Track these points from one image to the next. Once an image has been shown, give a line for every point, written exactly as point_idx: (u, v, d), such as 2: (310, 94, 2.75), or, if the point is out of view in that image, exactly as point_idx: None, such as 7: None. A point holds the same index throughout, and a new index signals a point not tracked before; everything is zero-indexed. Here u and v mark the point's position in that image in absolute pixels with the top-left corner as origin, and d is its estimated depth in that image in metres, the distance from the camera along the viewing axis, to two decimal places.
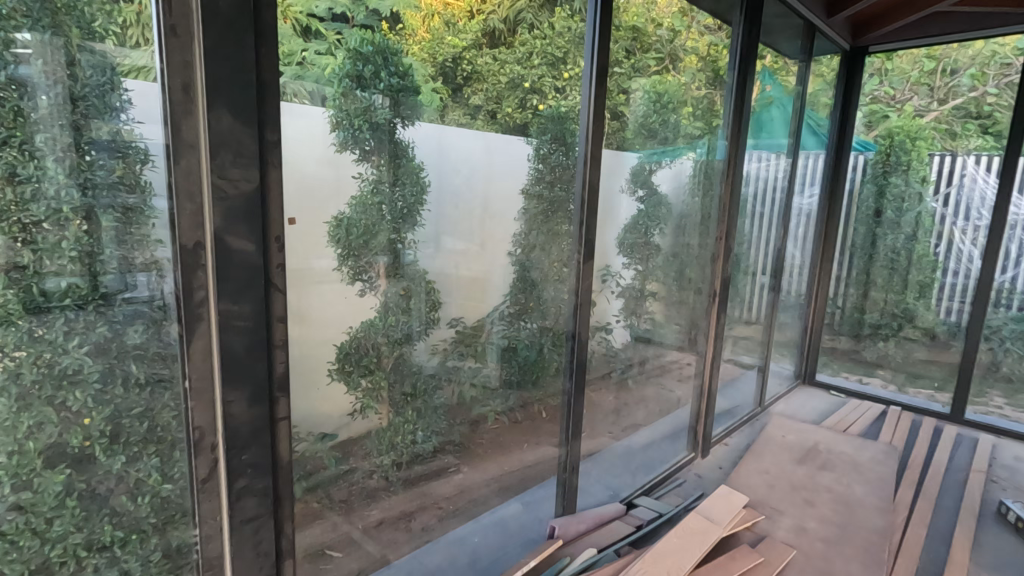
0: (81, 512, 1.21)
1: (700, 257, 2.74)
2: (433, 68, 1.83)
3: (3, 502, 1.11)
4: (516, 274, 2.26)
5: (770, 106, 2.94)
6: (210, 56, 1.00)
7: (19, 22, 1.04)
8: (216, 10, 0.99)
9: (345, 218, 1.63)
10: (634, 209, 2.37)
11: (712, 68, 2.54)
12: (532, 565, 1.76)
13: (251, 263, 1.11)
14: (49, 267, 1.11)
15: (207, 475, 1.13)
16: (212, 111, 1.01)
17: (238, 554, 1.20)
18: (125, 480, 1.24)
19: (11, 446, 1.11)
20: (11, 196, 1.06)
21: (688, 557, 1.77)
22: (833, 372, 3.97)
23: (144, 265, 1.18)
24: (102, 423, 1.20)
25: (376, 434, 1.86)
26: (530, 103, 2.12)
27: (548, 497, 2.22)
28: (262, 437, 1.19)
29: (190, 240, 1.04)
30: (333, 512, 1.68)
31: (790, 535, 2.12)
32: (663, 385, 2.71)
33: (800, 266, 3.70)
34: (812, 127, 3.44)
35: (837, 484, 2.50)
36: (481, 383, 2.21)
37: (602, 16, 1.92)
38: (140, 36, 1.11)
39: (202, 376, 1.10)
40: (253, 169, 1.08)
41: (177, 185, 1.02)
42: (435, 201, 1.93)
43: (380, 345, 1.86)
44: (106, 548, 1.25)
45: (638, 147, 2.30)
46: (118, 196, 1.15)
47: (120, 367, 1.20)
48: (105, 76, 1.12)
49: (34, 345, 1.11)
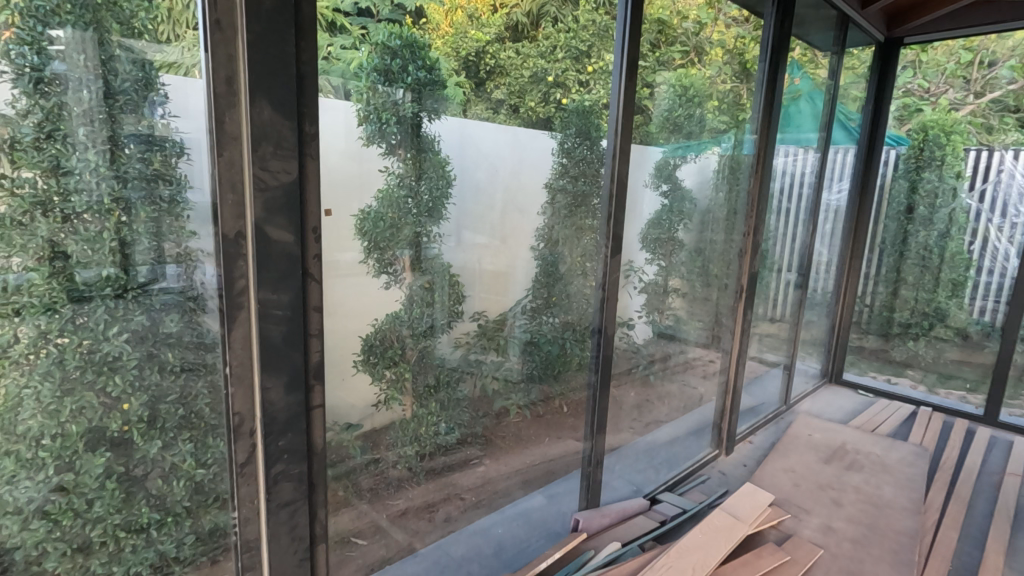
0: (120, 494, 1.26)
1: (726, 253, 2.71)
2: (456, 62, 1.84)
3: (47, 483, 1.17)
4: (540, 268, 2.26)
5: (798, 99, 2.89)
6: (253, 49, 1.02)
7: (63, 19, 1.08)
8: (259, 4, 1.01)
9: (372, 211, 1.65)
10: (658, 204, 2.35)
11: (739, 61, 2.50)
12: (555, 557, 1.77)
13: (290, 253, 1.13)
14: (89, 257, 1.15)
15: (246, 459, 1.16)
16: (254, 103, 1.03)
17: (275, 538, 1.22)
18: (160, 465, 1.28)
19: (55, 429, 1.16)
20: (56, 187, 1.10)
21: (713, 555, 1.76)
22: (861, 372, 3.90)
23: (175, 257, 1.21)
24: (140, 408, 1.24)
25: (400, 425, 1.88)
26: (554, 97, 2.12)
27: (571, 491, 2.22)
28: (298, 424, 1.21)
29: (232, 230, 1.06)
30: (360, 500, 1.71)
31: (817, 535, 2.09)
32: (686, 383, 2.69)
33: (828, 264, 3.63)
34: (843, 122, 3.36)
35: (866, 484, 2.46)
36: (503, 377, 2.22)
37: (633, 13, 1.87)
38: (172, 31, 1.13)
39: (241, 363, 1.12)
40: (293, 161, 1.10)
41: (219, 177, 1.04)
42: (460, 195, 1.94)
43: (405, 337, 1.89)
44: (143, 530, 1.30)
45: (662, 141, 2.28)
46: (155, 188, 1.17)
47: (157, 355, 1.23)
48: (142, 71, 1.14)
49: (76, 332, 1.16)
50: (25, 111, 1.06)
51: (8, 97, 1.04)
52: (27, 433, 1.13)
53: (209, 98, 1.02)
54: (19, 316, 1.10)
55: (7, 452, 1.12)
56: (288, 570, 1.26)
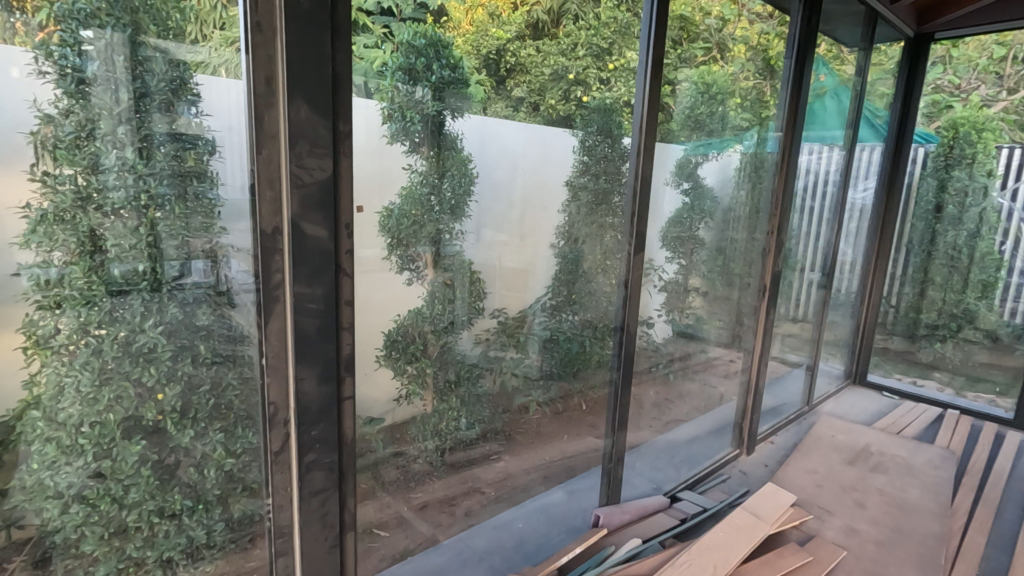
0: (155, 481, 1.30)
1: (748, 252, 2.68)
2: (477, 60, 1.84)
3: (86, 469, 1.23)
4: (559, 265, 2.27)
5: (823, 96, 2.85)
6: (292, 51, 1.04)
7: (103, 21, 1.11)
8: (298, 8, 1.04)
9: (395, 208, 1.68)
10: (679, 202, 2.35)
11: (763, 58, 2.47)
12: (576, 551, 1.79)
13: (324, 249, 1.15)
14: (124, 253, 1.19)
15: (280, 448, 1.19)
16: (292, 103, 1.06)
17: (307, 525, 1.25)
18: (192, 453, 1.32)
19: (93, 417, 1.21)
20: (94, 184, 1.14)
21: (734, 553, 1.75)
22: (886, 373, 3.83)
23: (202, 253, 1.24)
24: (174, 399, 1.28)
25: (421, 419, 1.90)
26: (574, 95, 2.11)
27: (592, 487, 2.24)
28: (330, 415, 1.23)
29: (269, 226, 1.09)
30: (383, 491, 1.75)
31: (840, 536, 2.07)
32: (706, 382, 2.67)
33: (853, 264, 3.57)
34: (869, 119, 3.30)
35: (890, 487, 2.42)
36: (523, 373, 2.23)
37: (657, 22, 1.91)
38: (199, 32, 1.17)
39: (277, 354, 1.15)
40: (328, 159, 1.13)
41: (258, 174, 1.07)
42: (482, 192, 1.95)
43: (426, 333, 1.91)
44: (175, 516, 1.34)
45: (683, 138, 2.27)
46: (190, 186, 1.21)
47: (190, 346, 1.27)
48: (177, 71, 1.18)
49: (114, 324, 1.20)
50: (66, 110, 1.10)
51: (51, 97, 1.08)
52: (67, 421, 1.19)
53: (250, 98, 1.05)
54: (60, 309, 1.14)
55: (49, 439, 1.18)
56: (318, 557, 1.29)
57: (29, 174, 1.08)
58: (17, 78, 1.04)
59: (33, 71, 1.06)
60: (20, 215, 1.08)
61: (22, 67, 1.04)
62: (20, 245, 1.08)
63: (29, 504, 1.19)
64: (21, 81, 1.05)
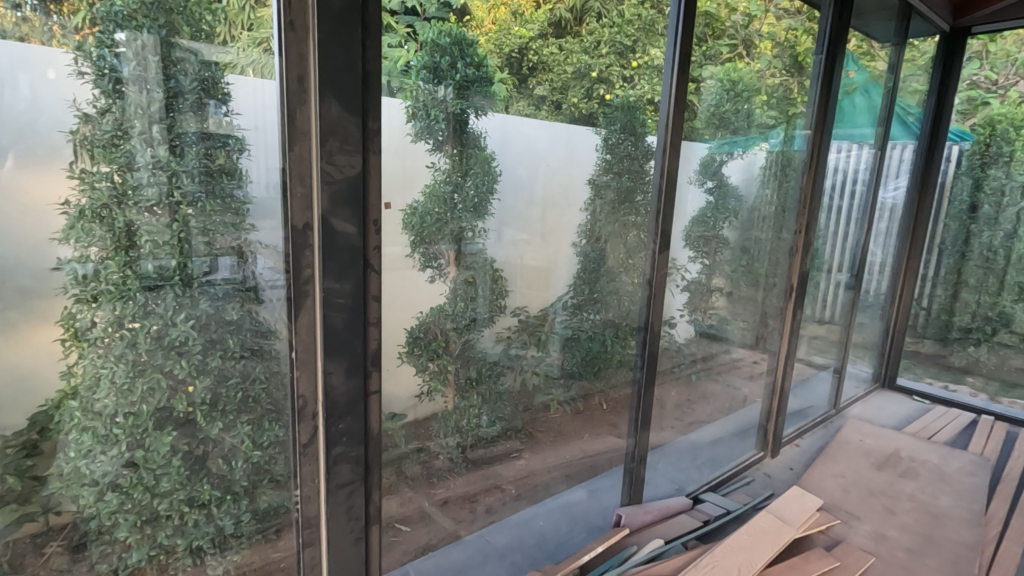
0: (185, 471, 1.33)
1: (775, 252, 2.63)
2: (500, 59, 1.84)
3: (119, 458, 1.27)
4: (580, 264, 2.27)
5: (853, 93, 2.78)
6: (324, 50, 1.06)
7: (140, 23, 1.14)
8: (329, 6, 1.05)
9: (419, 206, 1.70)
10: (702, 202, 2.33)
11: (791, 54, 2.43)
12: (597, 550, 1.79)
13: (353, 245, 1.16)
14: (155, 249, 1.22)
15: (308, 441, 1.21)
16: (323, 101, 1.07)
17: (333, 517, 1.27)
18: (221, 446, 1.35)
19: (127, 408, 1.26)
20: (129, 182, 1.18)
21: (759, 556, 1.73)
22: (916, 377, 3.74)
23: (225, 249, 1.26)
24: (203, 391, 1.31)
25: (443, 416, 1.91)
26: (597, 93, 2.11)
27: (615, 486, 2.21)
28: (356, 409, 1.25)
29: (300, 221, 1.11)
30: (406, 486, 1.76)
31: (868, 542, 2.03)
32: (730, 384, 2.64)
33: (882, 265, 3.49)
34: (901, 117, 3.22)
35: (921, 493, 2.36)
36: (544, 372, 2.23)
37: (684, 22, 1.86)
38: (227, 33, 1.19)
39: (307, 348, 1.17)
40: (357, 156, 1.14)
41: (290, 170, 1.09)
42: (505, 191, 1.95)
43: (448, 330, 1.92)
44: (204, 505, 1.37)
45: (708, 137, 2.24)
46: (220, 184, 1.23)
47: (220, 341, 1.29)
48: (208, 71, 1.20)
49: (147, 317, 1.23)
50: (103, 109, 1.13)
51: (90, 97, 1.12)
52: (103, 411, 1.24)
53: (282, 96, 1.07)
54: (97, 302, 1.18)
55: (85, 428, 1.23)
56: (344, 549, 1.30)
57: (68, 172, 1.12)
58: (55, 80, 1.08)
59: (72, 72, 1.09)
60: (61, 211, 1.12)
61: (61, 69, 1.08)
62: (59, 241, 1.13)
63: (65, 491, 1.23)
64: (60, 83, 1.08)
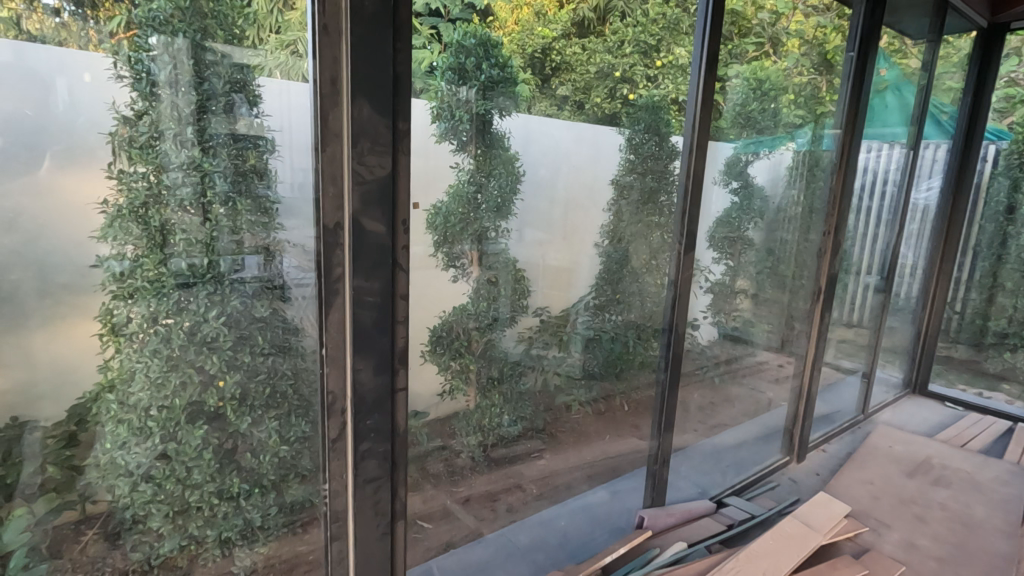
0: (215, 464, 1.37)
1: (802, 254, 2.59)
2: (523, 59, 1.84)
3: (153, 450, 1.31)
4: (602, 264, 2.25)
5: (884, 91, 2.72)
6: (356, 52, 1.08)
7: (176, 27, 1.17)
8: (361, 9, 1.07)
9: (442, 207, 1.73)
10: (727, 202, 2.30)
11: (820, 52, 2.39)
12: (620, 552, 1.78)
13: (382, 244, 1.18)
14: (187, 247, 1.24)
15: (337, 436, 1.23)
16: (355, 102, 1.09)
17: (360, 511, 1.29)
18: (249, 440, 1.38)
19: (161, 402, 1.29)
20: (163, 182, 1.21)
21: (786, 561, 1.70)
22: (949, 383, 3.64)
23: (253, 248, 1.29)
24: (233, 386, 1.34)
25: (464, 414, 1.92)
26: (620, 93, 2.09)
27: (636, 488, 2.18)
28: (383, 406, 1.27)
29: (332, 220, 1.13)
30: (428, 484, 1.78)
31: (899, 551, 1.98)
32: (755, 387, 2.60)
33: (913, 267, 3.40)
34: (934, 116, 3.14)
35: (953, 502, 2.30)
36: (566, 372, 2.24)
37: (713, 21, 1.83)
38: (257, 36, 1.22)
39: (336, 345, 1.19)
40: (387, 156, 1.15)
41: (322, 170, 1.11)
42: (529, 191, 1.96)
43: (471, 329, 1.93)
44: (233, 498, 1.40)
45: (733, 137, 2.21)
46: (252, 185, 1.27)
47: (249, 337, 1.33)
48: (240, 74, 1.23)
49: (181, 313, 1.27)
50: (141, 112, 1.16)
51: (128, 100, 1.15)
52: (137, 404, 1.28)
53: (316, 98, 1.10)
54: (133, 298, 1.22)
55: (121, 420, 1.27)
56: (370, 543, 1.32)
57: (106, 172, 1.16)
58: (91, 83, 1.11)
59: (112, 76, 1.13)
60: (99, 210, 1.16)
61: (97, 73, 1.11)
62: (97, 239, 1.17)
63: (101, 481, 1.27)
64: (96, 85, 1.11)
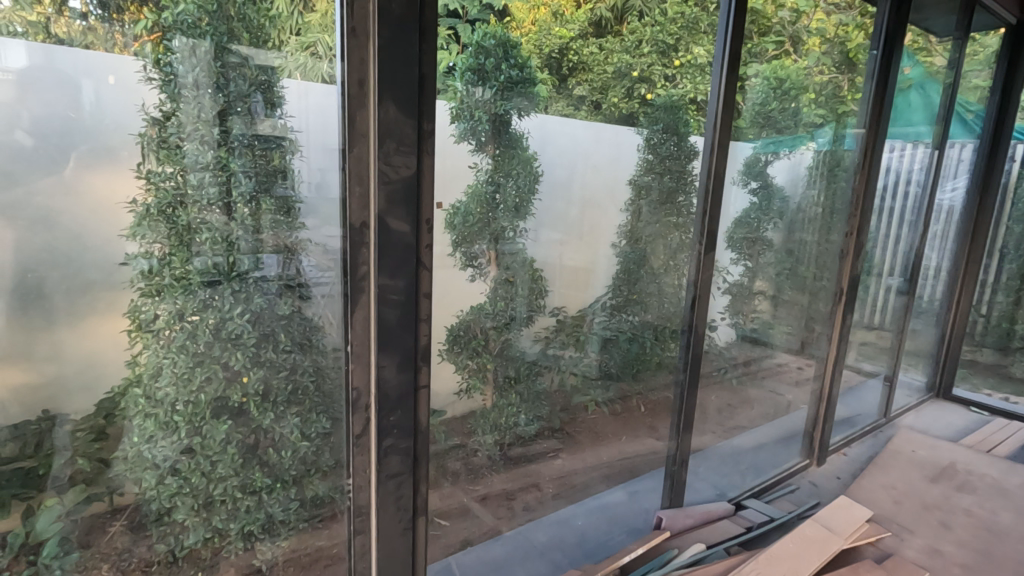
0: (239, 458, 1.39)
1: (823, 255, 2.55)
2: (540, 60, 1.85)
3: (179, 444, 1.34)
4: (620, 265, 2.25)
5: (908, 90, 2.68)
6: (383, 54, 1.09)
7: (204, 30, 1.19)
8: (389, 11, 1.08)
9: (461, 207, 1.74)
10: (746, 202, 2.28)
11: (842, 50, 2.36)
12: (638, 552, 1.78)
13: (406, 244, 1.19)
14: (210, 246, 1.27)
15: (361, 431, 1.25)
16: (381, 104, 1.11)
17: (383, 506, 1.30)
18: (271, 435, 1.40)
19: (187, 397, 1.32)
20: (188, 182, 1.24)
21: (806, 565, 1.69)
22: (974, 387, 3.56)
23: (275, 248, 1.31)
24: (256, 382, 1.36)
25: (481, 413, 1.93)
26: (638, 93, 2.09)
27: (654, 489, 2.20)
28: (406, 403, 1.28)
29: (358, 220, 1.15)
30: (446, 481, 1.79)
31: (922, 556, 1.95)
32: (775, 389, 2.58)
33: (937, 269, 3.34)
34: (960, 114, 3.08)
35: (979, 508, 2.25)
36: (583, 372, 2.23)
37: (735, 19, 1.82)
38: (279, 38, 1.24)
39: (361, 342, 1.21)
40: (412, 157, 1.16)
41: (349, 171, 1.13)
42: (547, 192, 1.96)
43: (488, 329, 1.94)
44: (256, 492, 1.43)
45: (753, 136, 2.19)
46: (276, 185, 1.29)
47: (272, 334, 1.35)
48: (266, 76, 1.25)
49: (206, 310, 1.29)
50: (169, 113, 1.19)
51: (156, 101, 1.18)
52: (163, 399, 1.30)
53: (343, 100, 1.11)
54: (160, 296, 1.25)
55: (148, 415, 1.30)
56: (392, 538, 1.34)
57: (136, 173, 1.18)
58: (116, 85, 1.13)
59: (142, 78, 1.16)
60: (128, 209, 1.19)
61: (122, 75, 1.13)
62: (127, 237, 1.20)
63: (128, 473, 1.30)
64: (120, 87, 1.14)
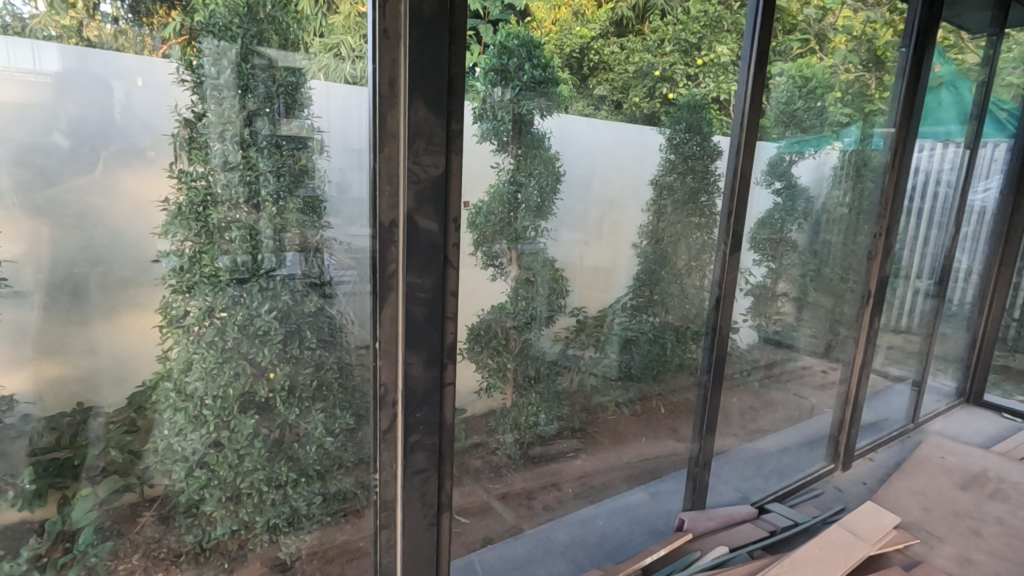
0: (265, 453, 1.42)
1: (849, 256, 2.51)
2: (562, 59, 1.84)
3: (207, 438, 1.37)
4: (641, 266, 2.24)
5: (939, 88, 2.61)
6: (414, 56, 1.11)
7: (234, 33, 1.22)
8: (420, 13, 1.09)
9: (483, 206, 1.75)
10: (770, 202, 2.25)
11: (869, 48, 2.32)
12: (661, 553, 1.77)
13: (434, 242, 1.20)
14: (237, 243, 1.29)
15: (388, 427, 1.27)
16: (412, 103, 1.12)
17: (409, 501, 1.32)
18: (296, 430, 1.43)
19: (215, 391, 1.35)
20: (217, 180, 1.26)
21: (833, 570, 1.66)
22: (1006, 393, 3.46)
23: (297, 246, 1.33)
24: (282, 378, 1.39)
25: (501, 412, 1.93)
26: (660, 92, 2.07)
27: (676, 491, 2.18)
28: (432, 399, 1.29)
29: (387, 218, 1.16)
30: (468, 478, 1.80)
31: (952, 565, 1.91)
32: (799, 393, 2.54)
33: (968, 271, 3.26)
34: (993, 113, 3.00)
35: (1012, 516, 2.19)
36: (602, 373, 2.22)
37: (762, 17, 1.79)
38: (306, 40, 1.26)
39: (389, 338, 1.22)
40: (440, 156, 1.17)
41: (379, 170, 1.14)
42: (568, 191, 1.97)
43: (508, 329, 1.95)
44: (281, 486, 1.45)
45: (777, 136, 2.16)
46: (302, 184, 1.31)
47: (298, 331, 1.37)
48: (293, 76, 1.27)
49: (235, 307, 1.32)
50: (200, 114, 1.22)
51: (188, 103, 1.20)
52: (193, 393, 1.33)
53: (374, 99, 1.12)
54: (191, 292, 1.28)
55: (178, 409, 1.33)
56: (416, 534, 1.35)
57: (168, 172, 1.22)
58: (145, 87, 1.16)
59: (175, 80, 1.19)
60: (160, 207, 1.23)
61: (151, 76, 1.16)
62: (159, 235, 1.24)
63: (159, 465, 1.34)
64: (149, 89, 1.16)
